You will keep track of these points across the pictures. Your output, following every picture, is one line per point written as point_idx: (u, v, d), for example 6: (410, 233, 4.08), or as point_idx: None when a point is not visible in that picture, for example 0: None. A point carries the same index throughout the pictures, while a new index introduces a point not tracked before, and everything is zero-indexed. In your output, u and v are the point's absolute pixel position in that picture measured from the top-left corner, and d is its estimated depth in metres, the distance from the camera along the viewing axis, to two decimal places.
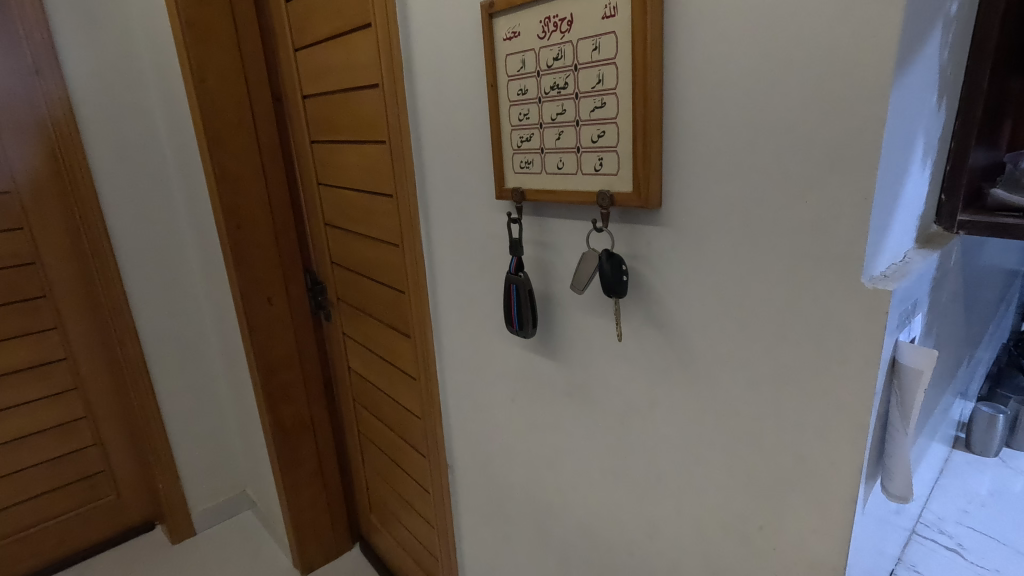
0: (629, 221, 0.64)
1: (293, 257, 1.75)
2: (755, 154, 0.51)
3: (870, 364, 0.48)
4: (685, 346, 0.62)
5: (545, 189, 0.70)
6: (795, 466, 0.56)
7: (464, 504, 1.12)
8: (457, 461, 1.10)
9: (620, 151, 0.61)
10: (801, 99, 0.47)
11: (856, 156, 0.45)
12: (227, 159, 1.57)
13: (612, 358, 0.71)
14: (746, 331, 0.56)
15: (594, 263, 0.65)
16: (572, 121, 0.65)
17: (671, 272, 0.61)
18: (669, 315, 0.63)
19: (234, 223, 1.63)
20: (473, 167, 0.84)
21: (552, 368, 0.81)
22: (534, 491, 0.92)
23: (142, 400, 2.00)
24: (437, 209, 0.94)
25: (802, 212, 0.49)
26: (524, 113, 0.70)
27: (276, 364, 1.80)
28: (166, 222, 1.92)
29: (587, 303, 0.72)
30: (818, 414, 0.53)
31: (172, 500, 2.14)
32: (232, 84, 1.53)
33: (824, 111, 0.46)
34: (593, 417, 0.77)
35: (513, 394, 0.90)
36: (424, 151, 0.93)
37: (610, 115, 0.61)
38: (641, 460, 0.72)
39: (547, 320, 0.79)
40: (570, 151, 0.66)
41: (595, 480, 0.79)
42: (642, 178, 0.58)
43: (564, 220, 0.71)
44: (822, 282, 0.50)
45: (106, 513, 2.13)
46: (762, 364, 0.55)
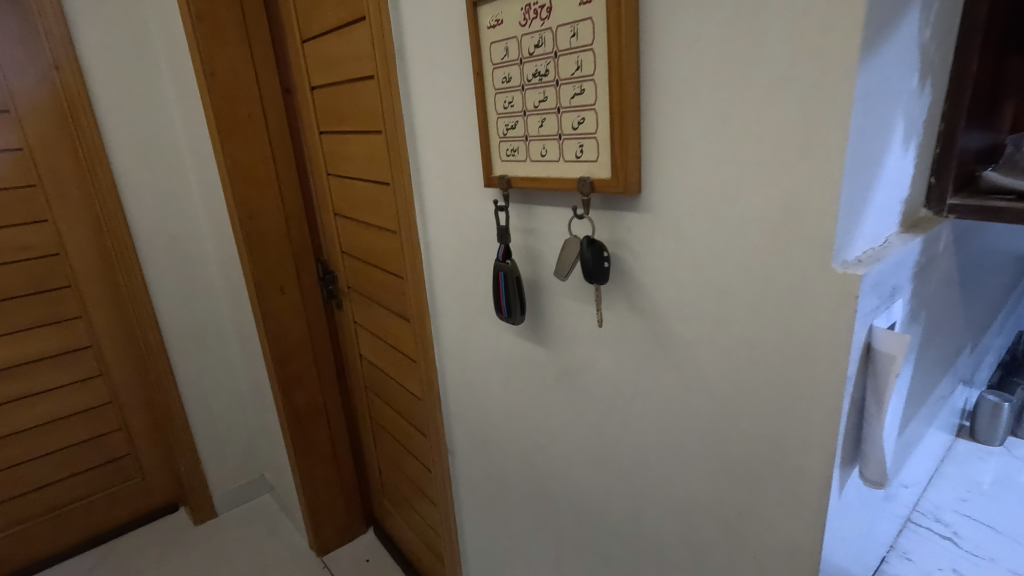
0: (610, 208, 0.64)
1: (304, 247, 1.78)
2: (727, 136, 0.51)
3: (841, 351, 0.48)
4: (665, 333, 0.62)
5: (530, 176, 0.71)
6: (770, 452, 0.56)
7: (464, 488, 1.15)
8: (457, 446, 1.12)
9: (599, 137, 0.61)
10: (771, 85, 0.47)
11: (824, 139, 0.45)
12: (238, 151, 1.60)
13: (598, 345, 0.72)
14: (722, 319, 0.56)
15: (576, 250, 0.65)
16: (553, 108, 0.65)
17: (650, 258, 0.61)
18: (649, 301, 0.63)
19: (246, 213, 1.66)
20: (464, 155, 0.84)
21: (542, 355, 0.82)
22: (529, 477, 0.93)
23: (164, 386, 2.07)
24: (431, 197, 0.95)
25: (773, 193, 0.49)
26: (509, 101, 0.70)
27: (289, 351, 1.84)
28: (182, 213, 1.96)
29: (572, 290, 0.73)
30: (792, 401, 0.53)
31: (193, 481, 2.21)
32: (241, 77, 1.56)
33: (793, 92, 0.46)
34: (580, 402, 0.77)
35: (507, 380, 0.91)
36: (417, 140, 0.94)
37: (589, 101, 0.61)
38: (627, 445, 0.72)
39: (537, 307, 0.80)
40: (552, 138, 0.66)
41: (585, 465, 0.80)
42: (620, 165, 0.58)
43: (550, 207, 0.72)
44: (792, 267, 0.49)
45: (133, 494, 2.21)
46: (737, 349, 0.56)
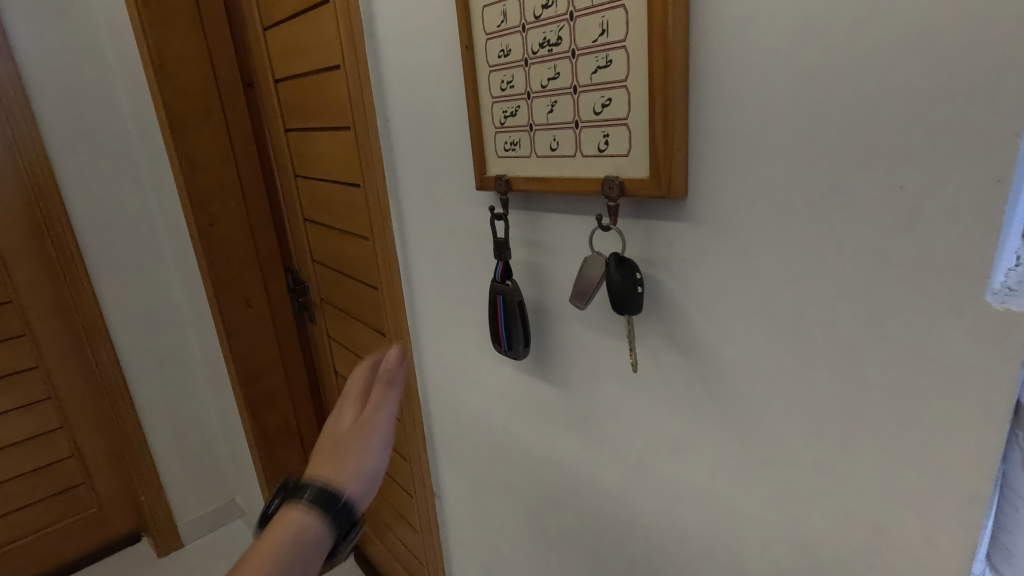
0: (644, 217, 0.51)
1: (271, 256, 1.59)
2: (819, 122, 0.38)
3: (984, 412, 0.36)
4: (717, 375, 0.50)
5: (536, 176, 0.56)
6: (862, 532, 0.44)
7: (455, 534, 0.99)
8: (447, 488, 0.97)
9: (632, 124, 0.47)
10: (895, 51, 0.34)
11: (981, 118, 0.32)
12: (193, 151, 1.43)
13: (627, 386, 0.58)
14: (803, 359, 0.43)
15: (600, 271, 0.52)
16: (567, 88, 0.51)
17: (699, 283, 0.49)
18: (696, 335, 0.50)
19: (206, 219, 1.48)
20: (449, 152, 0.70)
21: (550, 393, 0.68)
22: (536, 532, 0.79)
23: (120, 408, 1.86)
24: (410, 204, 0.80)
25: (890, 193, 0.36)
26: (507, 80, 0.56)
27: (256, 370, 1.66)
28: (135, 219, 1.76)
29: (591, 318, 0.59)
30: (903, 473, 0.40)
31: (154, 509, 2.00)
32: (196, 69, 1.38)
33: (933, 58, 0.33)
34: (601, 451, 0.64)
35: (505, 420, 0.77)
36: (392, 135, 0.79)
37: (618, 76, 0.47)
38: (664, 507, 0.59)
39: (545, 338, 0.66)
40: (566, 126, 0.52)
41: (606, 523, 0.67)
42: (662, 160, 0.45)
43: (561, 215, 0.58)
44: (915, 296, 0.37)
45: (88, 527, 1.98)
46: (824, 401, 0.43)
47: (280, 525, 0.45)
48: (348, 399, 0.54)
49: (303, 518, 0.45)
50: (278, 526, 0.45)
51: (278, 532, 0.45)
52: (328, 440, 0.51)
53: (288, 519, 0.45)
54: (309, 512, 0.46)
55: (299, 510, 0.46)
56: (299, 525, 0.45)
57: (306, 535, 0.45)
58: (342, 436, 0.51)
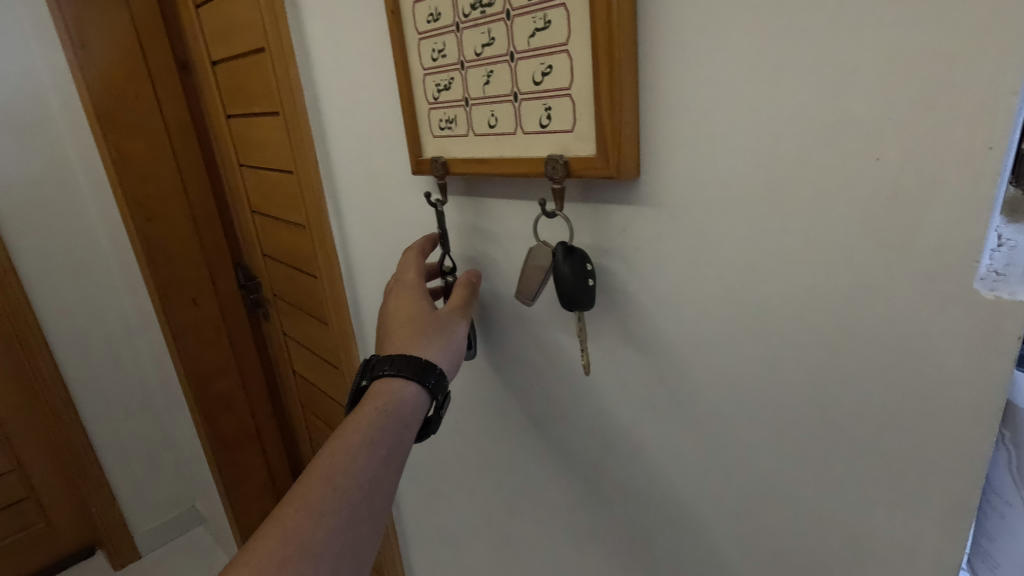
0: (594, 201, 0.46)
1: (219, 252, 1.45)
2: (781, 88, 0.34)
3: (969, 414, 0.32)
4: (676, 373, 0.45)
5: (475, 157, 0.50)
6: (836, 538, 0.40)
7: (416, 540, 0.94)
8: (404, 494, 0.91)
9: (575, 94, 0.42)
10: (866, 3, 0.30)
11: (975, 77, 0.28)
12: (124, 140, 1.29)
13: (580, 386, 0.54)
14: (772, 353, 0.39)
15: (547, 260, 0.47)
16: (503, 55, 0.45)
17: (654, 275, 0.44)
18: (652, 331, 0.46)
19: (143, 214, 1.35)
20: (383, 134, 0.63)
21: (503, 394, 0.63)
22: (495, 539, 0.74)
23: (63, 418, 1.68)
24: (347, 191, 0.73)
25: (866, 164, 0.32)
26: (438, 48, 0.49)
27: (207, 372, 1.55)
28: (69, 210, 1.57)
29: (541, 314, 0.54)
30: (882, 477, 0.37)
31: (108, 520, 1.84)
32: (124, 50, 1.23)
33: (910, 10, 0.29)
34: (557, 454, 0.60)
35: (458, 423, 0.72)
36: (323, 117, 0.71)
37: (558, 40, 0.41)
38: (627, 513, 0.55)
39: (497, 335, 0.61)
40: (504, 99, 0.46)
41: (568, 528, 0.62)
42: (610, 134, 0.40)
43: (505, 200, 0.52)
44: (897, 282, 0.32)
45: (36, 543, 1.81)
46: (793, 399, 0.39)
47: (376, 395, 0.50)
48: (409, 288, 0.56)
49: (400, 388, 0.51)
50: (376, 397, 0.50)
51: (377, 403, 0.50)
52: (403, 319, 0.54)
53: (383, 390, 0.51)
54: (406, 383, 0.51)
55: (392, 380, 0.51)
56: (395, 395, 0.50)
57: (402, 404, 0.50)
58: (423, 318, 0.54)
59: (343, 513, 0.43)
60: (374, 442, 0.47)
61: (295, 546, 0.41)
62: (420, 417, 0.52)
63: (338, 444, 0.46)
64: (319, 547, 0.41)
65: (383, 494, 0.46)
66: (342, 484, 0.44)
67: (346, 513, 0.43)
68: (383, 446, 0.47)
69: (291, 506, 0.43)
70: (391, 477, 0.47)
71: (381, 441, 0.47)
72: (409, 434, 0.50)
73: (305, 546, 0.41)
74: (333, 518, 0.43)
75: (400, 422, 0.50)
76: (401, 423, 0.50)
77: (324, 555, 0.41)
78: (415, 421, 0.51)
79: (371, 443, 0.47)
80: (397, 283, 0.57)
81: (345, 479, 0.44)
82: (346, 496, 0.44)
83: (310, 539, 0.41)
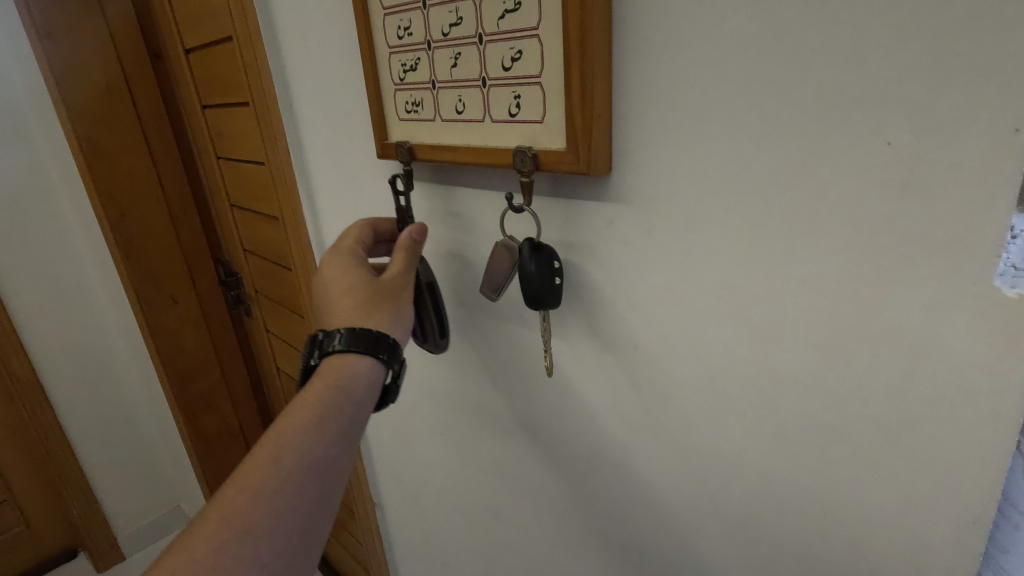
0: (564, 196, 0.44)
1: (197, 247, 1.39)
2: (775, 74, 0.31)
3: (954, 421, 0.30)
4: (664, 378, 0.43)
5: (441, 143, 0.47)
6: (822, 545, 0.39)
7: (400, 541, 0.91)
8: (385, 494, 0.89)
9: (545, 83, 0.39)
10: None
11: (979, 67, 0.25)
12: (94, 131, 1.21)
13: (563, 388, 0.52)
14: (764, 358, 0.37)
15: (511, 252, 0.45)
16: (471, 37, 0.42)
17: (626, 273, 0.42)
18: (636, 335, 0.44)
19: (116, 209, 1.28)
20: (356, 124, 0.59)
21: (484, 395, 0.61)
22: (481, 544, 0.72)
23: (40, 421, 1.57)
24: (321, 184, 0.69)
25: (873, 152, 0.29)
26: (405, 26, 0.46)
27: (188, 371, 1.49)
28: (43, 200, 1.45)
29: (519, 312, 0.52)
30: (868, 484, 0.35)
31: (90, 524, 1.74)
32: (90, 36, 1.14)
33: None
34: (541, 458, 0.57)
35: (440, 424, 0.69)
36: (295, 106, 0.67)
37: (529, 23, 0.38)
38: (610, 518, 0.53)
39: (472, 333, 0.59)
40: (471, 85, 0.43)
41: (554, 533, 0.60)
42: (580, 128, 0.37)
43: (475, 190, 0.50)
44: (903, 285, 0.30)
45: (11, 549, 1.70)
46: (790, 403, 0.37)
47: (328, 370, 0.47)
48: (345, 256, 0.52)
49: (352, 362, 0.47)
50: (327, 372, 0.47)
51: (328, 378, 0.46)
52: (343, 288, 0.50)
53: (335, 364, 0.47)
54: (359, 357, 0.48)
55: (344, 356, 0.48)
56: (348, 369, 0.47)
57: (355, 380, 0.47)
58: (368, 285, 0.50)
59: (289, 493, 0.40)
60: (324, 419, 0.44)
61: (235, 529, 0.38)
62: (374, 391, 0.48)
63: (285, 423, 0.43)
64: (261, 530, 0.38)
65: (334, 474, 0.43)
66: (287, 464, 0.41)
67: (293, 492, 0.40)
68: (334, 423, 0.44)
69: (232, 490, 0.39)
70: (343, 456, 0.44)
71: (332, 417, 0.44)
72: (363, 408, 0.47)
73: (245, 532, 0.38)
74: (276, 500, 0.39)
75: (354, 399, 0.46)
76: (353, 399, 0.46)
77: (267, 538, 0.38)
78: (369, 397, 0.48)
79: (321, 420, 0.43)
80: (332, 249, 0.53)
81: (291, 459, 0.41)
82: (292, 476, 0.41)
83: (251, 521, 0.38)
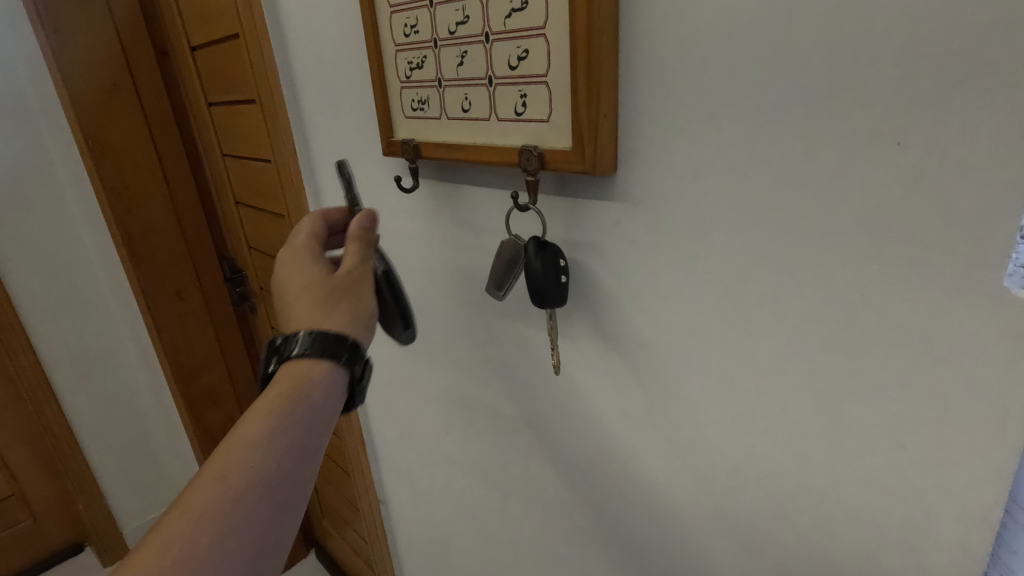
0: (568, 195, 0.44)
1: (202, 245, 1.39)
2: (783, 75, 0.31)
3: (959, 423, 0.30)
4: (669, 378, 0.43)
5: (446, 142, 0.47)
6: (827, 545, 0.39)
7: (405, 537, 0.91)
8: (391, 492, 0.89)
9: (551, 83, 0.39)
10: None
11: (991, 69, 0.25)
12: (101, 129, 1.21)
13: (568, 387, 0.52)
14: (772, 358, 0.37)
15: (518, 251, 0.45)
16: (478, 35, 0.42)
17: (633, 274, 0.42)
18: (642, 334, 0.44)
19: (123, 206, 1.29)
20: (362, 123, 0.59)
21: (488, 393, 0.61)
22: (486, 541, 0.72)
23: (47, 417, 1.58)
24: (328, 182, 0.70)
25: (883, 153, 0.29)
26: (411, 24, 0.46)
27: (193, 368, 1.50)
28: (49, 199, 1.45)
29: (525, 311, 0.52)
30: (873, 485, 0.35)
31: (96, 519, 1.74)
32: (97, 35, 1.14)
33: None
34: (546, 456, 0.58)
35: (445, 422, 0.69)
36: (302, 105, 0.68)
37: (535, 22, 0.38)
38: (616, 517, 0.53)
39: (477, 332, 0.59)
40: (478, 83, 0.43)
41: (559, 531, 0.60)
42: (587, 128, 0.37)
43: (479, 188, 0.50)
44: (912, 286, 0.30)
45: (20, 542, 1.72)
46: (797, 405, 0.37)
47: (282, 380, 0.46)
48: (301, 254, 0.52)
49: (308, 369, 0.47)
50: (282, 382, 0.46)
51: (282, 389, 0.46)
52: (300, 289, 0.50)
53: (290, 373, 0.47)
54: (314, 361, 0.47)
55: (300, 363, 0.47)
56: (304, 377, 0.46)
57: (311, 386, 0.46)
58: (323, 281, 0.50)
59: (239, 510, 0.39)
60: (276, 431, 0.43)
61: (178, 555, 0.36)
62: (336, 396, 0.48)
63: (235, 439, 0.42)
64: (207, 552, 0.37)
65: (290, 487, 0.42)
66: (235, 480, 0.40)
67: (243, 509, 0.39)
68: (287, 434, 0.43)
69: (176, 515, 0.38)
70: (299, 468, 0.43)
71: (284, 428, 0.43)
72: (322, 415, 0.46)
73: (189, 555, 0.36)
74: (223, 520, 0.38)
75: (312, 406, 0.45)
76: (309, 406, 0.45)
77: (214, 560, 0.37)
78: (328, 403, 0.47)
79: (273, 432, 0.43)
80: (288, 249, 0.53)
81: (239, 475, 0.40)
82: (242, 491, 0.40)
83: (196, 544, 0.37)
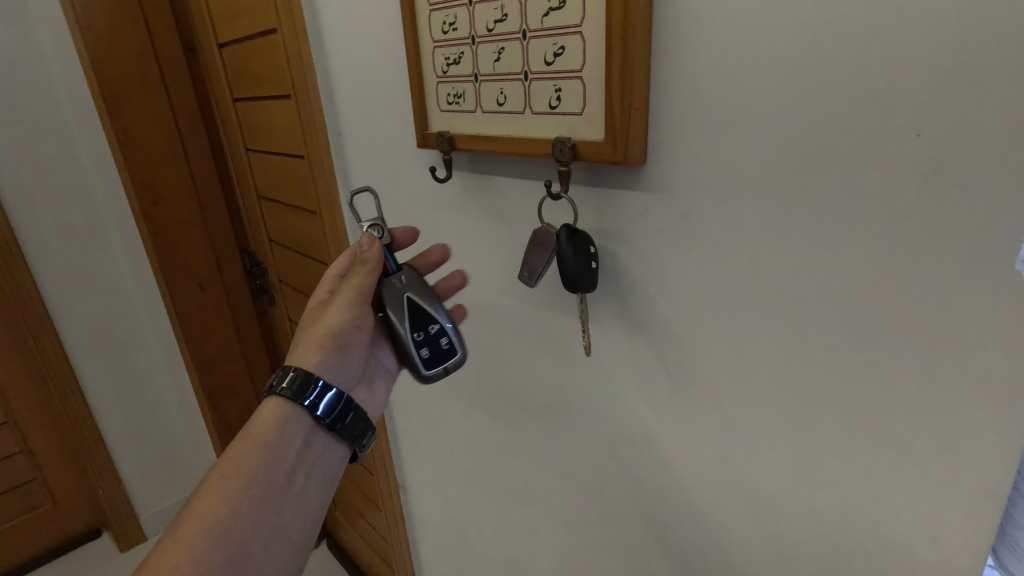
0: (598, 185, 0.46)
1: (224, 237, 1.42)
2: (809, 71, 0.33)
3: (971, 399, 0.32)
4: (691, 361, 0.45)
5: (481, 134, 0.50)
6: (841, 521, 0.41)
7: (422, 522, 0.94)
8: (411, 479, 0.91)
9: (586, 77, 0.41)
10: None
11: (1007, 66, 0.27)
12: (131, 122, 1.25)
13: (591, 371, 0.54)
14: (792, 340, 0.39)
15: (550, 238, 0.47)
16: (515, 33, 0.44)
17: (660, 261, 0.44)
18: (666, 318, 0.46)
19: (150, 197, 1.32)
20: (395, 116, 0.62)
21: (511, 377, 0.63)
22: (504, 523, 0.74)
23: (70, 403, 1.62)
24: (358, 174, 0.72)
25: (904, 144, 0.31)
26: (450, 21, 0.48)
27: (213, 357, 1.53)
28: (78, 189, 1.49)
29: (552, 297, 0.54)
30: (887, 461, 0.37)
31: (115, 505, 1.78)
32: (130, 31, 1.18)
33: None
34: (568, 438, 0.60)
35: (467, 406, 0.72)
36: (335, 99, 0.70)
37: (572, 21, 0.40)
38: (634, 497, 0.55)
39: (502, 318, 0.61)
40: (514, 78, 0.45)
41: (578, 512, 0.62)
42: (620, 120, 0.40)
43: (510, 179, 0.53)
44: (928, 269, 0.32)
45: (42, 525, 1.76)
46: (816, 386, 0.39)
47: (244, 431, 0.52)
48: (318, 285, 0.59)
49: (266, 418, 0.53)
50: (242, 435, 0.52)
51: (242, 440, 0.52)
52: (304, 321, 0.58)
53: (251, 424, 0.53)
54: (268, 407, 0.53)
55: (260, 413, 0.53)
56: (261, 426, 0.52)
57: (266, 433, 0.52)
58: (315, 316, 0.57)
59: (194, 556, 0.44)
60: (229, 482, 0.48)
61: None
62: (295, 440, 0.53)
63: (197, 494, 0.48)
64: None
65: (243, 530, 0.47)
66: (191, 531, 0.46)
67: (199, 555, 0.45)
68: (238, 483, 0.49)
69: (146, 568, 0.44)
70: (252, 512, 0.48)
71: (237, 478, 0.49)
72: (276, 460, 0.51)
73: None
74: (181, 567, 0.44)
75: (265, 452, 0.51)
76: (264, 453, 0.51)
77: None
78: (285, 448, 0.52)
79: (225, 483, 0.48)
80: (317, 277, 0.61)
81: (195, 525, 0.46)
82: (196, 540, 0.45)
83: None
